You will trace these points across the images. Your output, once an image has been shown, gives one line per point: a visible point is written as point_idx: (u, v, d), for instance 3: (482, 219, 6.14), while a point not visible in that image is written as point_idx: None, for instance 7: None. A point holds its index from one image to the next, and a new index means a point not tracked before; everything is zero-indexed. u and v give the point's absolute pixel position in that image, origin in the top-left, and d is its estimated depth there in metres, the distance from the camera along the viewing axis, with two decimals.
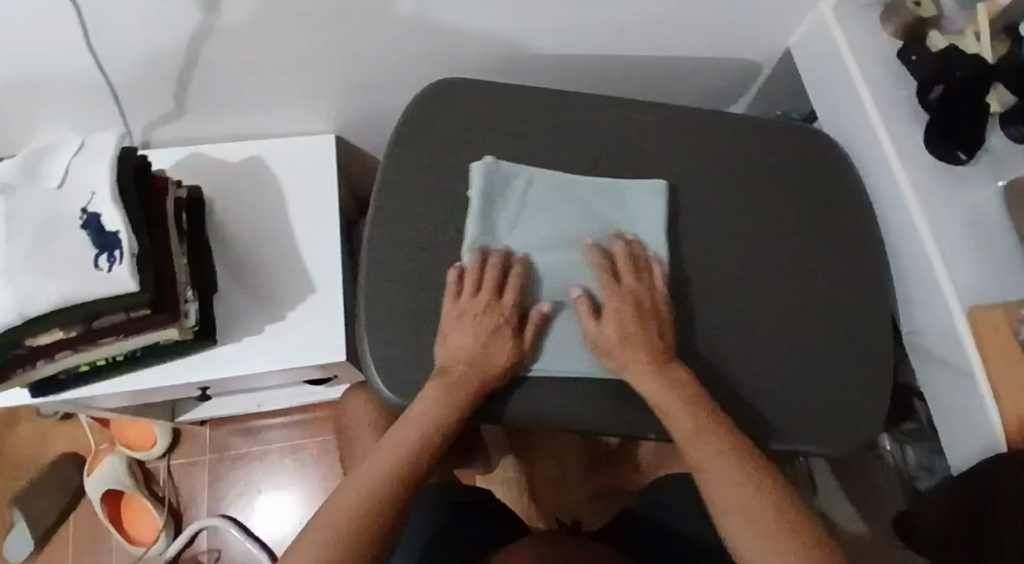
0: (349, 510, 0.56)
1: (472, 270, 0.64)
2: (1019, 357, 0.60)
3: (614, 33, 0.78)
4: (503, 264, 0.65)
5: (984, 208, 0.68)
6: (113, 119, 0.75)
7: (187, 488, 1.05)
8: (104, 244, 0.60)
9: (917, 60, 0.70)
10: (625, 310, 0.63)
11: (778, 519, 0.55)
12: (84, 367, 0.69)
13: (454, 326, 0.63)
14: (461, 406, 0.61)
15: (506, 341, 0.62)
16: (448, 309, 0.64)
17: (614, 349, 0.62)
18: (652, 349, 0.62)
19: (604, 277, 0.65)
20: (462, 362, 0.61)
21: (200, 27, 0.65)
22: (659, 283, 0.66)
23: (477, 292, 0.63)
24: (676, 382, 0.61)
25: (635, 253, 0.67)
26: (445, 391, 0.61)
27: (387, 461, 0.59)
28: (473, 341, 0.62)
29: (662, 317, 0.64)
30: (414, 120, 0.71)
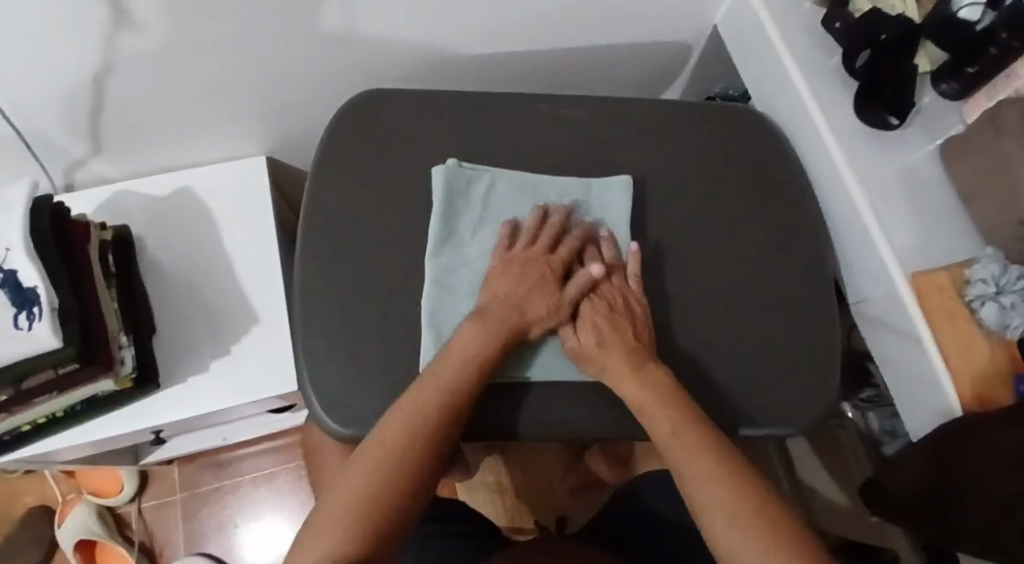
0: (366, 481, 0.51)
1: (530, 228, 0.64)
2: (960, 314, 0.62)
3: (536, 29, 0.77)
4: (562, 225, 0.65)
5: (917, 172, 0.69)
6: (29, 166, 0.73)
7: (161, 529, 1.04)
8: (23, 301, 0.59)
9: (841, 27, 0.70)
10: (598, 313, 0.61)
11: (755, 506, 0.52)
12: (27, 426, 0.68)
13: (495, 274, 0.63)
14: (496, 350, 0.59)
15: (547, 291, 0.62)
16: (495, 259, 0.64)
17: (591, 354, 0.61)
18: (628, 348, 0.60)
19: (576, 279, 0.64)
20: (499, 305, 0.61)
21: (101, 65, 0.63)
22: (635, 283, 0.65)
23: (534, 245, 0.64)
24: (654, 384, 0.59)
25: (610, 252, 0.65)
26: (483, 333, 0.59)
27: (406, 422, 0.54)
28: (516, 285, 0.62)
29: (637, 318, 0.62)
30: (333, 141, 0.69)
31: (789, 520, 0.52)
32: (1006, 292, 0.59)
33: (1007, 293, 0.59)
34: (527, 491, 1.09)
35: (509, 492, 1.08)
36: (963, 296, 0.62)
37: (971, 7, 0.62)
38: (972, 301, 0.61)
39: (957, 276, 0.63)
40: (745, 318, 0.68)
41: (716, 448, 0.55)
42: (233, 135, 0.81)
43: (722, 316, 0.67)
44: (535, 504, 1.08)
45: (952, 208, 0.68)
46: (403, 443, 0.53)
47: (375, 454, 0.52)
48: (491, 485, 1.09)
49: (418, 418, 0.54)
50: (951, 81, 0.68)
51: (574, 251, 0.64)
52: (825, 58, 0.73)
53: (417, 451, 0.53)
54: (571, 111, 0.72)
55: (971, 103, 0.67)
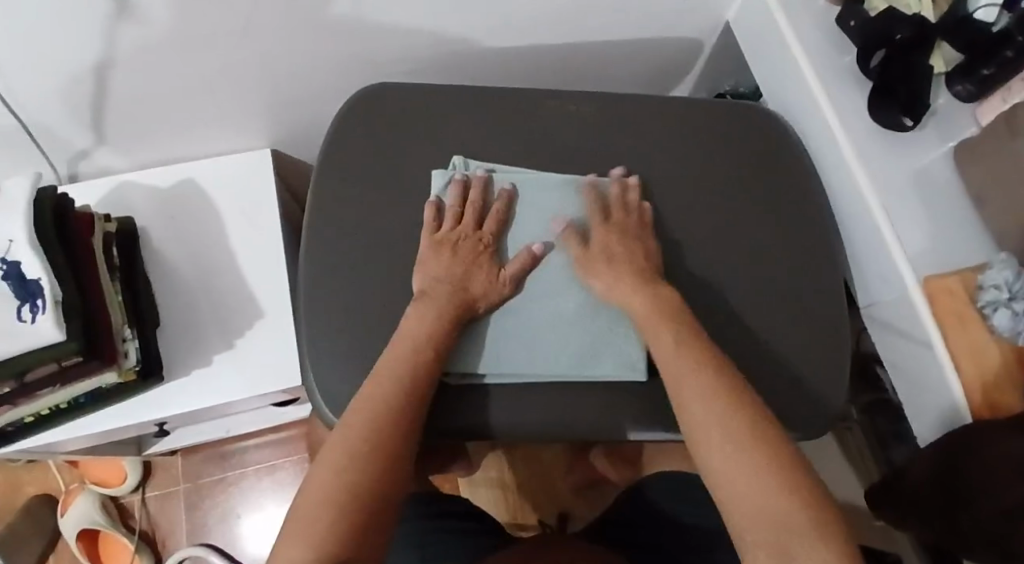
0: (331, 478, 0.50)
1: (452, 206, 0.64)
2: (973, 321, 0.60)
3: (544, 23, 0.76)
4: (481, 198, 0.65)
5: (930, 174, 0.68)
6: (33, 157, 0.73)
7: (164, 519, 1.04)
8: (27, 294, 0.59)
9: (855, 26, 0.69)
10: (612, 240, 0.64)
11: (749, 426, 0.51)
12: (30, 418, 0.67)
13: (429, 256, 0.62)
14: (445, 324, 0.59)
15: (486, 268, 0.63)
16: (424, 242, 0.63)
17: (602, 276, 0.62)
18: (640, 269, 0.62)
19: (593, 214, 0.65)
20: (440, 286, 0.61)
21: (106, 57, 0.62)
22: (650, 221, 0.66)
23: (460, 223, 0.64)
24: (664, 300, 0.60)
25: (631, 195, 0.67)
26: (428, 310, 0.60)
27: (365, 414, 0.54)
28: (454, 267, 0.62)
29: (650, 252, 0.64)
30: (337, 138, 0.68)
31: (785, 442, 0.51)
32: (1019, 298, 0.58)
33: (1020, 300, 0.57)
34: (529, 486, 1.09)
35: (511, 487, 1.08)
36: (975, 301, 0.61)
37: (987, 8, 0.63)
38: (983, 306, 0.60)
39: (969, 281, 0.61)
40: (752, 320, 0.67)
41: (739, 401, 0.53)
42: (238, 127, 0.80)
43: (729, 317, 0.67)
44: (538, 500, 1.08)
45: (965, 211, 0.67)
46: (361, 436, 0.53)
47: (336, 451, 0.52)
48: (494, 480, 1.09)
49: (373, 408, 0.54)
50: (965, 82, 0.66)
51: (501, 223, 0.65)
52: (838, 56, 0.72)
53: (381, 440, 0.53)
54: (580, 108, 0.71)
55: (987, 104, 0.65)
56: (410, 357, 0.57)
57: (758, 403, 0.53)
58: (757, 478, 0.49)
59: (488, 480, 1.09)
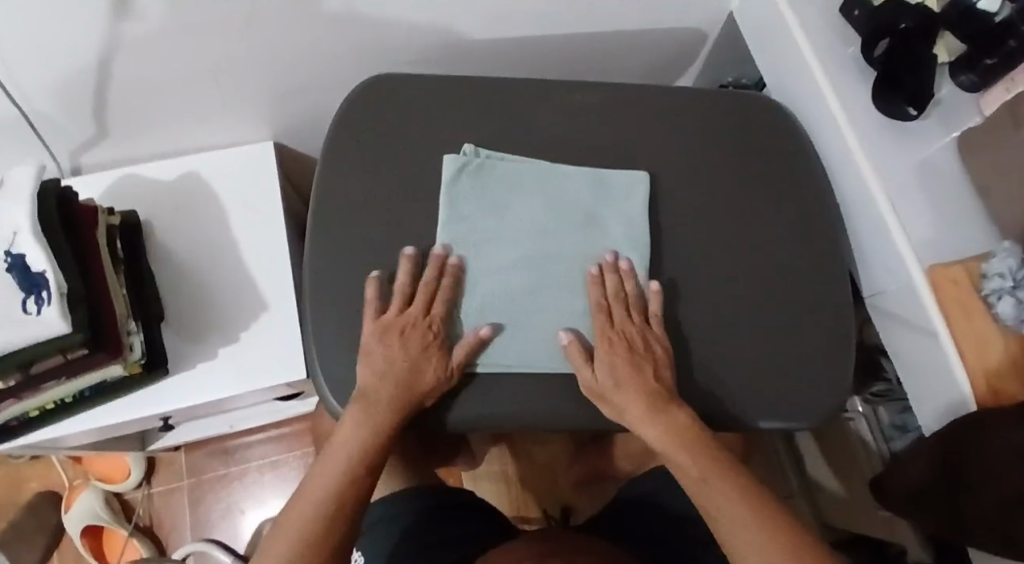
0: (311, 518, 0.58)
1: (401, 286, 0.63)
2: (976, 308, 0.61)
3: (551, 14, 0.76)
4: (434, 276, 0.63)
5: (934, 164, 0.68)
6: (36, 150, 0.73)
7: (167, 514, 1.04)
8: (30, 285, 0.59)
9: (859, 15, 0.69)
10: (618, 352, 0.61)
11: (767, 524, 0.56)
12: (35, 412, 0.67)
13: (374, 344, 0.61)
14: (397, 406, 0.60)
15: (432, 359, 0.61)
16: (368, 327, 0.62)
17: (610, 395, 0.61)
18: (647, 390, 0.61)
19: (597, 316, 0.63)
20: (382, 385, 0.60)
21: (108, 48, 0.62)
22: (657, 322, 0.64)
23: (405, 310, 0.62)
24: (675, 426, 0.60)
25: (633, 286, 0.65)
26: (368, 410, 0.59)
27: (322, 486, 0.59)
28: (399, 360, 0.60)
29: (656, 355, 0.62)
30: (340, 127, 0.68)
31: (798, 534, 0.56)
32: (1023, 287, 0.58)
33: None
34: (532, 481, 1.09)
35: (513, 482, 1.09)
36: (979, 290, 0.61)
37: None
38: (989, 295, 0.60)
39: (973, 270, 0.62)
40: (757, 311, 0.67)
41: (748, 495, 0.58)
42: (241, 119, 0.80)
43: (732, 307, 0.67)
44: (539, 494, 1.09)
45: (970, 201, 0.67)
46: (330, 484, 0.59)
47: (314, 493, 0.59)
48: (497, 475, 1.09)
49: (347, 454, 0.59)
50: (968, 72, 0.66)
51: (449, 298, 0.64)
52: (842, 47, 0.72)
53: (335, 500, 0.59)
54: (583, 97, 0.71)
55: (990, 95, 0.65)
56: (357, 436, 0.59)
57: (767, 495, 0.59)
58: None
59: (491, 475, 1.09)
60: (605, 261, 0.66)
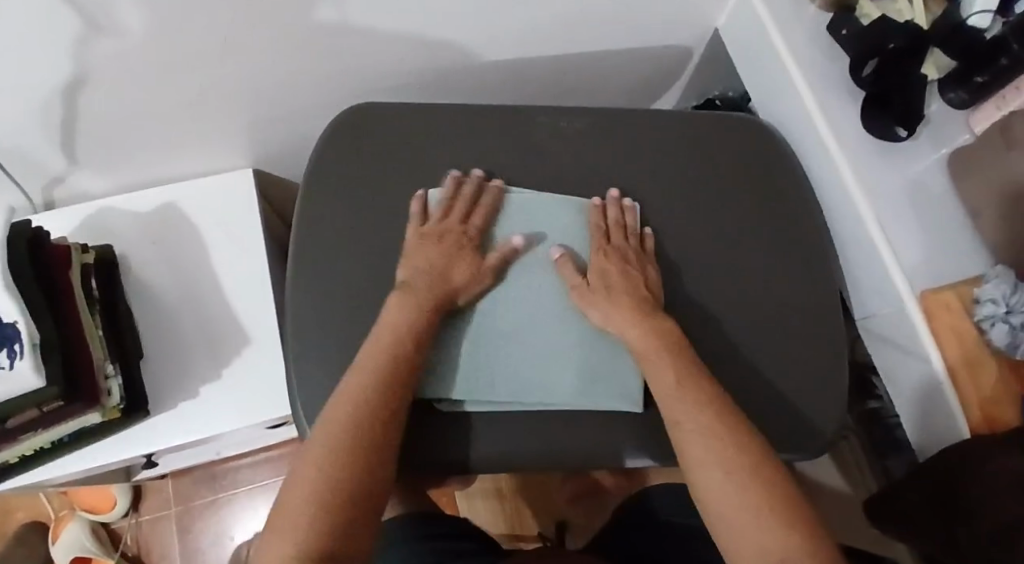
0: (328, 450, 0.51)
1: (441, 199, 0.64)
2: (970, 335, 0.60)
3: (535, 36, 0.74)
4: (474, 191, 0.65)
5: (926, 182, 0.67)
6: (7, 185, 0.71)
7: (156, 542, 1.03)
8: (2, 337, 0.57)
9: (847, 35, 0.68)
10: (611, 263, 0.63)
11: (732, 437, 0.53)
12: (14, 459, 0.65)
13: (414, 248, 0.62)
14: (416, 332, 0.58)
15: (469, 260, 0.62)
16: (410, 234, 0.63)
17: (599, 298, 0.62)
18: (636, 296, 0.61)
19: (596, 237, 0.65)
20: (424, 276, 0.60)
21: (73, 82, 0.60)
22: (650, 249, 0.66)
23: (447, 217, 0.64)
24: (660, 331, 0.59)
25: (633, 219, 0.66)
26: (409, 301, 0.59)
27: (363, 380, 0.55)
28: (438, 257, 0.61)
29: (649, 276, 0.64)
30: (321, 159, 0.66)
31: (761, 448, 0.53)
32: (1016, 312, 0.57)
33: (1018, 313, 0.57)
34: (528, 495, 1.08)
35: (509, 497, 1.08)
36: (972, 315, 0.60)
37: (982, 14, 0.61)
38: (981, 320, 0.59)
39: (965, 295, 0.61)
40: (751, 337, 0.66)
41: (716, 403, 0.55)
42: (220, 147, 0.78)
43: (726, 333, 0.66)
44: (536, 507, 1.08)
45: (961, 220, 0.66)
46: (343, 428, 0.52)
47: (331, 427, 0.52)
48: (491, 492, 1.08)
49: (343, 424, 0.53)
50: (958, 90, 0.66)
51: (491, 214, 0.65)
52: (830, 63, 0.71)
53: (377, 398, 0.54)
54: (570, 124, 0.69)
55: (981, 112, 0.65)
56: (395, 331, 0.58)
57: (736, 408, 0.56)
58: (717, 467, 0.52)
59: (484, 491, 1.08)
60: (609, 196, 0.67)
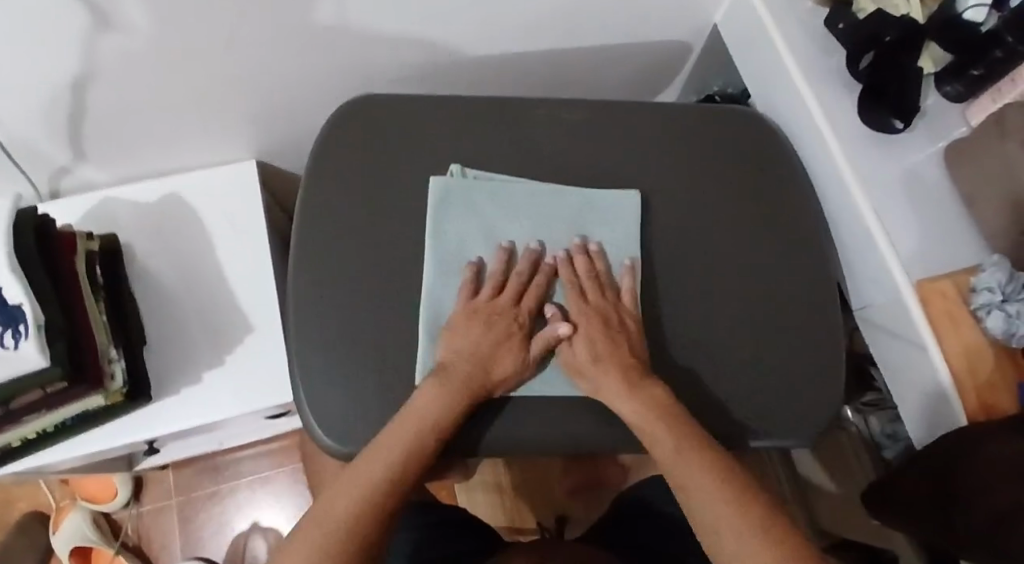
0: (334, 530, 0.51)
1: (495, 273, 0.64)
2: (966, 322, 0.61)
3: (535, 31, 0.75)
4: (527, 270, 0.65)
5: (924, 175, 0.68)
6: (13, 174, 0.72)
7: (157, 532, 1.04)
8: (7, 319, 0.58)
9: (844, 29, 0.69)
10: (594, 328, 0.62)
11: (749, 507, 0.51)
12: (17, 442, 0.66)
13: (462, 324, 0.62)
14: (447, 423, 0.57)
15: (514, 348, 0.62)
16: (460, 307, 0.63)
17: (588, 369, 0.61)
18: (625, 364, 0.60)
19: (572, 297, 0.64)
20: (463, 361, 0.60)
21: (80, 72, 0.61)
22: (628, 299, 0.65)
23: (499, 296, 0.63)
24: (654, 399, 0.58)
25: (604, 267, 0.66)
26: (444, 391, 0.58)
27: (379, 463, 0.54)
28: (482, 340, 0.61)
29: (631, 332, 0.63)
30: (323, 150, 0.67)
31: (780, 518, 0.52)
32: (1012, 301, 0.58)
33: (1014, 302, 0.58)
34: (526, 490, 1.09)
35: (508, 491, 1.08)
36: (968, 303, 0.61)
37: (976, 8, 0.62)
38: (978, 309, 0.60)
39: (962, 283, 0.62)
40: (749, 327, 0.67)
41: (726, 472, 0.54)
42: (224, 138, 0.79)
43: (724, 323, 0.67)
44: (534, 502, 1.09)
45: (959, 212, 0.67)
46: (352, 511, 0.52)
47: (337, 507, 0.52)
48: (490, 485, 1.08)
49: (350, 506, 0.52)
50: (954, 82, 0.67)
51: (467, 213, 0.65)
52: (828, 58, 0.71)
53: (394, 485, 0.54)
54: (569, 115, 0.70)
55: (977, 105, 0.66)
56: (421, 418, 0.57)
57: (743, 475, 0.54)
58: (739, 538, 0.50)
59: (484, 485, 1.08)
60: (572, 246, 0.66)
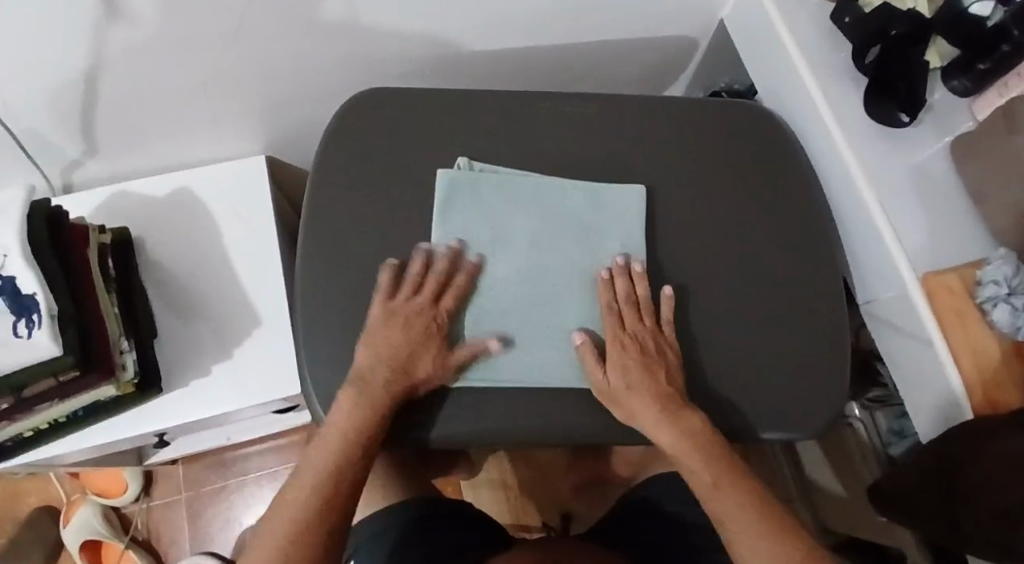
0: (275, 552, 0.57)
1: (413, 274, 0.63)
2: (973, 316, 0.61)
3: (542, 25, 0.76)
4: (447, 266, 0.64)
5: (929, 169, 0.68)
6: (27, 168, 0.73)
7: (166, 526, 1.05)
8: (22, 309, 0.59)
9: (851, 22, 0.68)
10: (631, 356, 0.62)
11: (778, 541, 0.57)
12: (29, 432, 0.67)
13: (378, 327, 0.61)
14: (364, 435, 0.59)
15: (429, 351, 0.61)
16: (376, 309, 0.62)
17: (622, 398, 0.61)
18: (662, 395, 0.61)
19: (610, 320, 0.64)
20: (380, 370, 0.60)
21: (92, 66, 0.62)
22: (668, 327, 0.64)
23: (416, 295, 0.62)
24: (694, 432, 0.60)
25: (643, 291, 0.65)
26: (358, 403, 0.59)
27: (310, 484, 0.59)
28: (399, 345, 0.61)
29: (668, 362, 0.63)
30: (331, 143, 0.68)
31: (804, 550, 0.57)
32: (1018, 294, 0.58)
33: (1019, 295, 0.58)
34: (531, 487, 1.10)
35: (513, 488, 1.10)
36: (974, 298, 0.61)
37: (982, 2, 0.62)
38: (984, 302, 0.60)
39: (968, 278, 0.61)
40: (755, 321, 0.67)
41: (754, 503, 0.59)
42: (234, 133, 0.80)
43: (730, 317, 0.67)
44: (540, 499, 1.09)
45: (965, 206, 0.67)
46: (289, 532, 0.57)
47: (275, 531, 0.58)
48: (495, 482, 1.10)
49: (282, 535, 0.57)
50: (962, 77, 0.66)
51: (472, 205, 0.66)
52: (834, 53, 0.72)
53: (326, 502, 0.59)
54: (575, 109, 0.71)
55: (983, 99, 0.66)
56: (341, 433, 0.59)
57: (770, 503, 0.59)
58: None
59: (490, 482, 1.10)
60: (615, 264, 0.66)
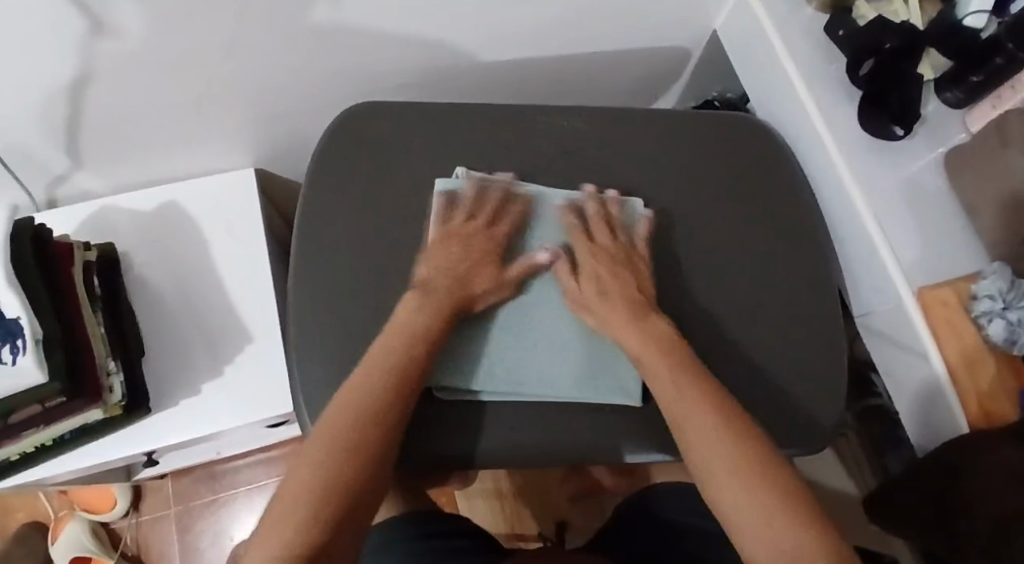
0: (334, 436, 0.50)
1: (467, 203, 0.64)
2: (966, 328, 0.61)
3: (536, 35, 0.75)
4: (502, 198, 0.65)
5: (922, 180, 0.68)
6: (10, 185, 0.71)
7: (155, 542, 1.03)
8: (5, 333, 0.58)
9: (843, 35, 0.69)
10: (602, 264, 0.63)
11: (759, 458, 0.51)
12: (14, 456, 0.65)
13: (438, 243, 0.62)
14: (427, 340, 0.57)
15: (492, 267, 0.62)
16: (434, 232, 0.63)
17: (592, 304, 0.62)
18: (630, 300, 0.61)
19: (577, 234, 0.65)
20: (445, 278, 0.60)
21: (75, 82, 0.61)
22: (641, 242, 0.66)
23: (473, 220, 0.64)
24: (657, 335, 0.59)
25: (618, 212, 0.66)
26: (425, 305, 0.59)
27: (370, 375, 0.54)
28: (461, 258, 0.61)
29: (639, 272, 0.64)
30: (322, 160, 0.67)
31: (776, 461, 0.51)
32: (1013, 307, 0.58)
33: (1015, 309, 0.57)
34: (527, 495, 1.09)
35: (508, 496, 1.09)
36: (969, 311, 0.61)
37: (976, 14, 0.62)
38: (979, 316, 0.59)
39: (962, 291, 0.61)
40: (750, 333, 0.67)
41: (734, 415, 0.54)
42: (222, 146, 0.79)
43: (726, 329, 0.66)
44: (536, 508, 1.09)
45: (958, 216, 0.67)
46: (343, 420, 0.52)
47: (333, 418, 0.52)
48: (490, 491, 1.09)
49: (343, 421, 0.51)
50: (955, 89, 0.66)
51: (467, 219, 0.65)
52: (826, 63, 0.71)
53: (392, 392, 0.54)
54: (570, 122, 0.70)
55: (976, 111, 0.65)
56: (403, 335, 0.57)
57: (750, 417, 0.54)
58: (742, 486, 0.50)
59: (485, 492, 1.09)
60: (586, 191, 0.67)
